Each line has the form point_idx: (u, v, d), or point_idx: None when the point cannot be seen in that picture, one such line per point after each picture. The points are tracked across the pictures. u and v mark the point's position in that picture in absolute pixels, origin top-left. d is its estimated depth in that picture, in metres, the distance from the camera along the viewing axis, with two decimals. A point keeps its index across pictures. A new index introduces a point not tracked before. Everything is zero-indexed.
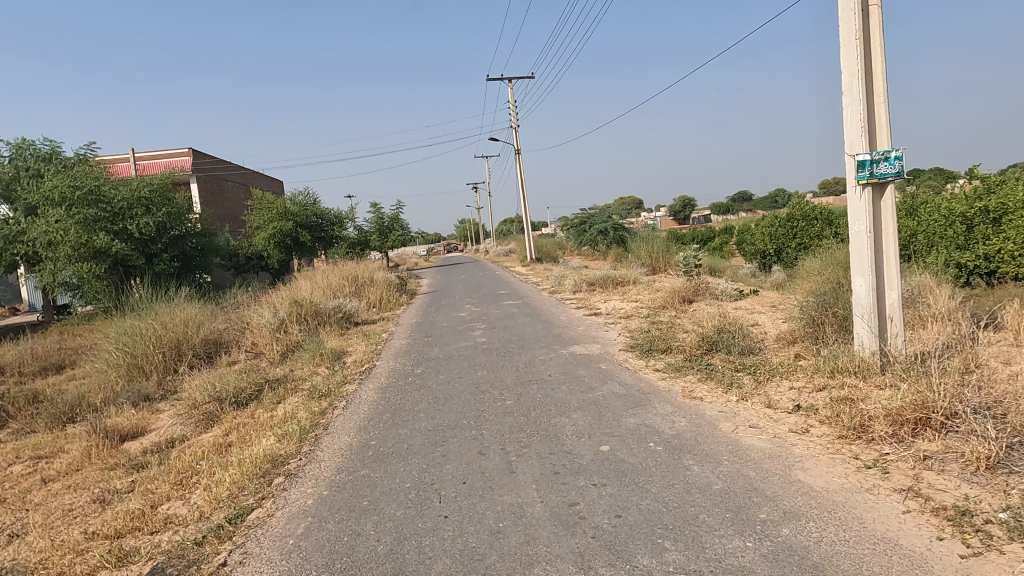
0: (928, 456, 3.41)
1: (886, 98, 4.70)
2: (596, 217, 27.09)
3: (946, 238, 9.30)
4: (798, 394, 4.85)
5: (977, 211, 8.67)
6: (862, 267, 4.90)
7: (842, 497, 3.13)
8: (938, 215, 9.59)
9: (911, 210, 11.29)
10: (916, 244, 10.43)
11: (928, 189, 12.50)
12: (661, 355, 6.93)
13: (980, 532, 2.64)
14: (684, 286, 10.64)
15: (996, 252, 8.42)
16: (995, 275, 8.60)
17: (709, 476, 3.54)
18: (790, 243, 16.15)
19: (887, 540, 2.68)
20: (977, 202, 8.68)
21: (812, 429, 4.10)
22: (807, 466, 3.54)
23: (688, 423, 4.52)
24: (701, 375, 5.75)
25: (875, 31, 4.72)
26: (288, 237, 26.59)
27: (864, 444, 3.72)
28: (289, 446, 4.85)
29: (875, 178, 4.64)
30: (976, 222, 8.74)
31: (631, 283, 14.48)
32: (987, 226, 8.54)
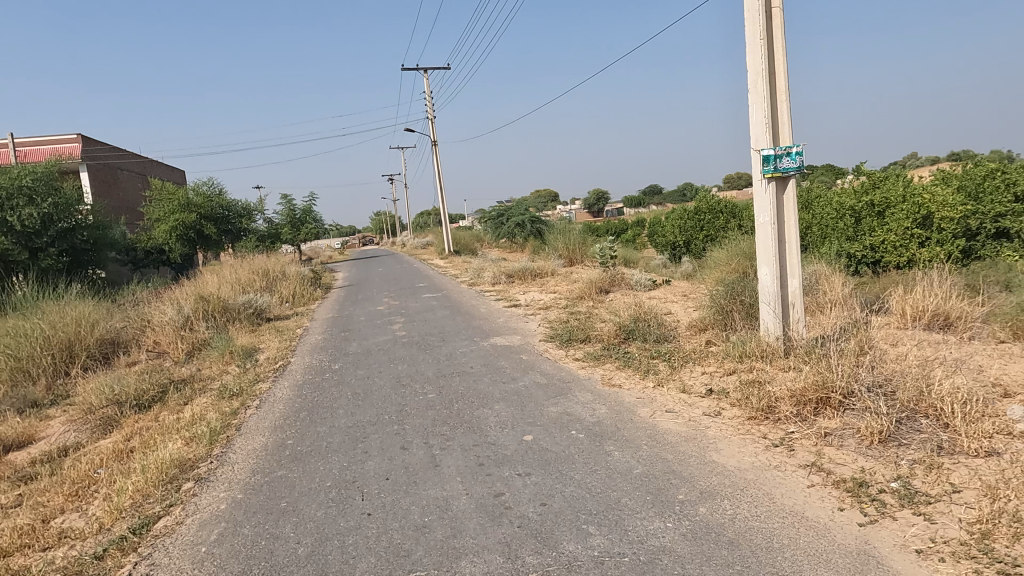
0: (829, 433, 3.64)
1: (788, 97, 4.96)
2: (513, 209, 27.26)
3: (837, 230, 9.99)
4: (710, 379, 5.08)
5: (864, 205, 9.38)
6: (767, 257, 5.16)
7: (753, 475, 3.30)
8: (830, 208, 10.30)
9: (807, 204, 12.06)
10: (811, 236, 11.15)
11: (821, 184, 13.38)
12: (580, 344, 7.07)
13: (875, 501, 2.85)
14: (600, 278, 10.89)
15: (880, 243, 9.10)
16: (880, 264, 9.32)
17: (629, 460, 3.64)
18: (698, 235, 16.84)
19: (794, 513, 2.84)
20: (863, 197, 9.40)
21: (724, 411, 4.30)
22: (720, 447, 3.70)
23: (608, 410, 4.64)
24: (619, 363, 5.89)
25: (778, 32, 4.97)
26: (191, 230, 25.24)
27: (771, 424, 3.93)
28: (199, 449, 4.60)
29: (779, 172, 4.90)
30: (863, 216, 9.44)
31: (548, 275, 14.70)
32: (873, 219, 9.21)
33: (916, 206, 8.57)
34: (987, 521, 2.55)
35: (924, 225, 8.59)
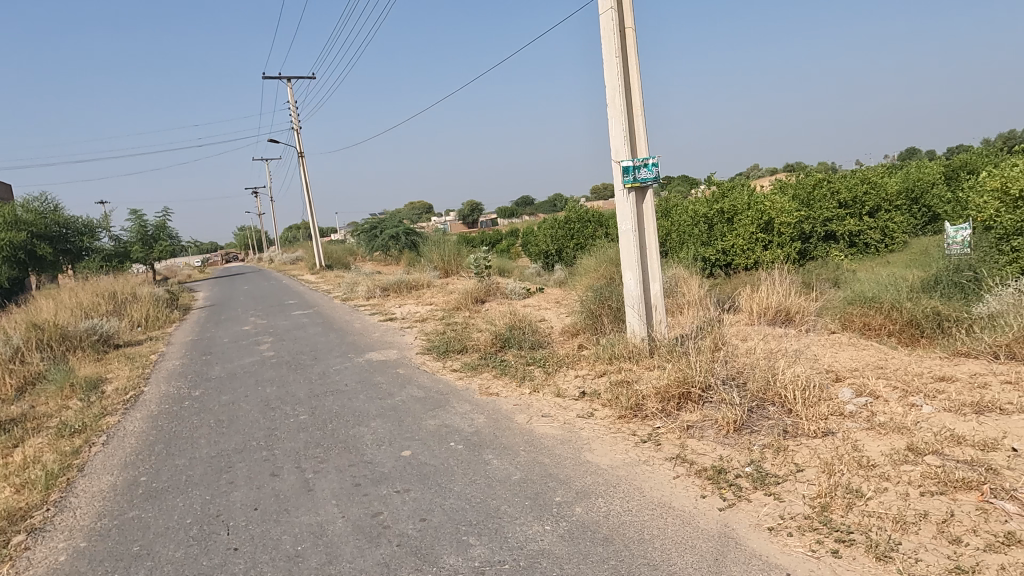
0: (690, 425, 3.89)
1: (643, 112, 5.28)
2: (386, 222, 26.86)
3: (693, 236, 10.72)
4: (582, 381, 5.25)
5: (715, 212, 10.20)
6: (630, 262, 5.43)
7: (624, 471, 3.45)
8: (686, 216, 11.08)
9: (666, 211, 12.88)
10: (670, 241, 11.90)
11: (677, 193, 14.36)
12: (457, 355, 7.06)
13: (732, 486, 3.07)
14: (475, 288, 10.98)
15: (730, 247, 9.86)
16: (731, 266, 10.08)
17: (508, 468, 3.68)
18: (569, 243, 17.45)
19: (662, 505, 3.00)
20: (714, 205, 10.24)
21: (596, 412, 4.46)
22: (593, 447, 3.83)
23: (486, 419, 4.66)
24: (496, 371, 5.94)
25: (632, 51, 5.29)
26: (21, 251, 22.54)
27: (639, 421, 4.12)
28: (32, 496, 4.09)
29: (638, 182, 5.21)
30: (714, 222, 10.25)
31: (424, 287, 14.61)
32: (723, 225, 10.01)
33: (759, 213, 9.51)
34: (825, 495, 2.84)
35: (766, 230, 9.52)
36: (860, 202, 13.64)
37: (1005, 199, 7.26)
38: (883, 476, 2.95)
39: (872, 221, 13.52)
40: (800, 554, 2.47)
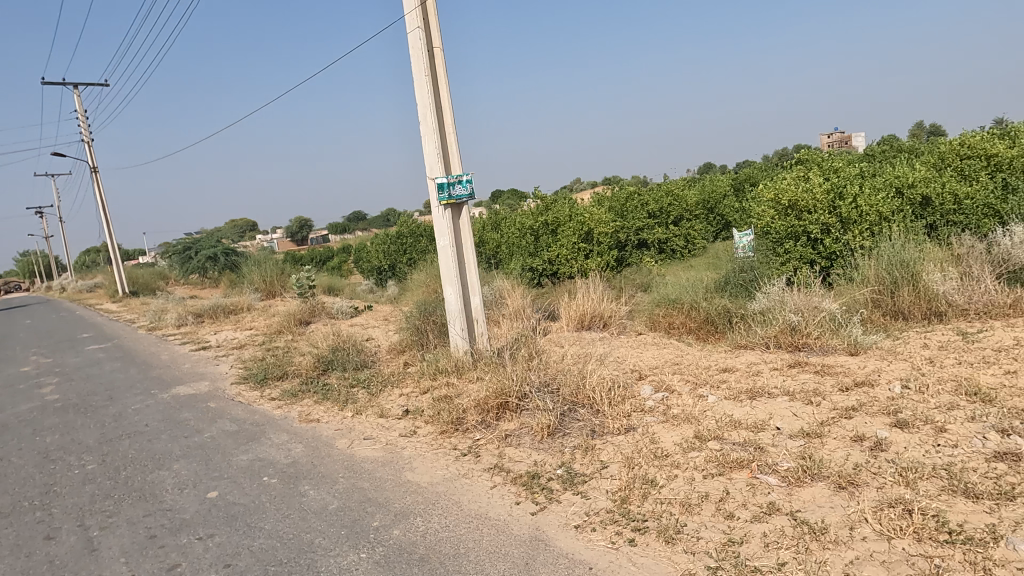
0: (508, 434, 4.00)
1: (455, 130, 5.38)
2: (202, 242, 24.85)
3: (520, 248, 11.07)
4: (406, 400, 5.20)
5: (540, 224, 10.76)
6: (450, 277, 5.49)
7: (444, 487, 3.46)
8: (513, 229, 11.50)
9: (495, 225, 13.33)
10: (499, 254, 12.37)
11: (506, 207, 14.88)
12: (276, 381, 6.68)
13: (544, 489, 3.21)
14: (299, 309, 10.49)
15: (557, 257, 10.40)
16: (557, 276, 10.59)
17: (325, 497, 3.53)
18: (401, 258, 17.32)
19: (478, 516, 3.05)
20: (540, 218, 10.80)
21: (419, 429, 4.43)
22: (414, 466, 3.81)
23: (305, 447, 4.45)
24: (317, 397, 5.70)
25: (441, 71, 5.39)
26: None
27: (461, 435, 4.17)
28: None
29: (453, 199, 5.28)
30: (541, 234, 10.77)
31: (244, 311, 13.68)
32: (548, 236, 10.62)
33: (580, 224, 10.25)
34: (625, 488, 3.06)
35: (587, 240, 10.32)
36: (666, 213, 15.11)
37: (778, 207, 8.48)
38: (673, 464, 3.25)
39: (676, 229, 15.08)
40: (601, 547, 2.63)
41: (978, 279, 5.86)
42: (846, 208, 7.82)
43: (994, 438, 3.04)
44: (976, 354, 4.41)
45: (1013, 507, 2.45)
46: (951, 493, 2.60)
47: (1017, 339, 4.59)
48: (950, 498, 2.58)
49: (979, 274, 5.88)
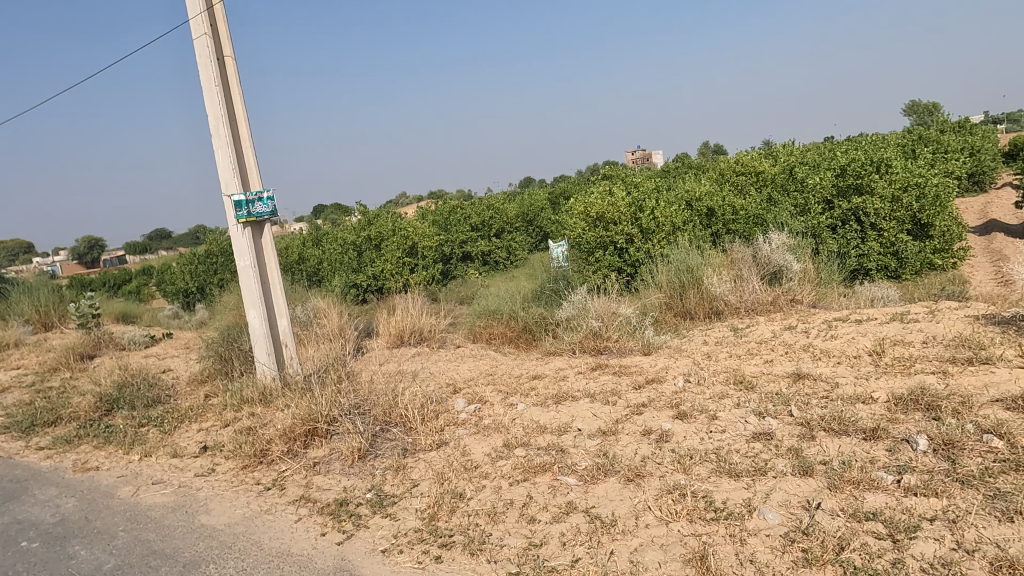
0: (317, 462, 3.82)
1: (252, 145, 5.09)
2: None
3: (344, 264, 11.44)
4: (205, 435, 4.77)
5: (364, 240, 11.31)
6: (253, 299, 5.10)
7: (243, 527, 3.21)
8: (336, 246, 11.81)
9: (315, 243, 13.45)
10: (322, 271, 12.36)
11: (328, 225, 14.48)
12: (46, 427, 5.78)
13: (352, 516, 3.11)
14: (81, 341, 9.25)
15: (381, 272, 11.06)
16: (381, 290, 11.20)
17: (100, 557, 3.11)
18: (211, 279, 16.01)
19: (280, 554, 2.87)
20: (363, 233, 11.35)
21: (218, 466, 4.07)
22: (210, 508, 3.49)
23: (78, 501, 3.88)
24: (98, 441, 5.02)
25: (233, 82, 5.05)
26: None
27: (265, 468, 3.89)
28: None
29: (254, 217, 4.95)
30: (364, 249, 11.34)
31: (12, 346, 11.77)
32: (373, 251, 11.20)
33: (404, 238, 11.12)
34: (434, 505, 3.05)
35: (411, 254, 11.17)
36: (488, 225, 15.49)
37: (588, 220, 9.00)
38: (482, 475, 3.30)
39: (497, 241, 15.54)
40: (408, 569, 2.59)
41: (748, 280, 6.61)
42: (646, 220, 8.67)
43: (753, 420, 3.49)
44: (744, 346, 5.03)
45: (765, 480, 2.82)
46: (718, 474, 2.93)
47: (776, 332, 5.31)
48: (717, 479, 2.90)
49: (749, 277, 6.65)
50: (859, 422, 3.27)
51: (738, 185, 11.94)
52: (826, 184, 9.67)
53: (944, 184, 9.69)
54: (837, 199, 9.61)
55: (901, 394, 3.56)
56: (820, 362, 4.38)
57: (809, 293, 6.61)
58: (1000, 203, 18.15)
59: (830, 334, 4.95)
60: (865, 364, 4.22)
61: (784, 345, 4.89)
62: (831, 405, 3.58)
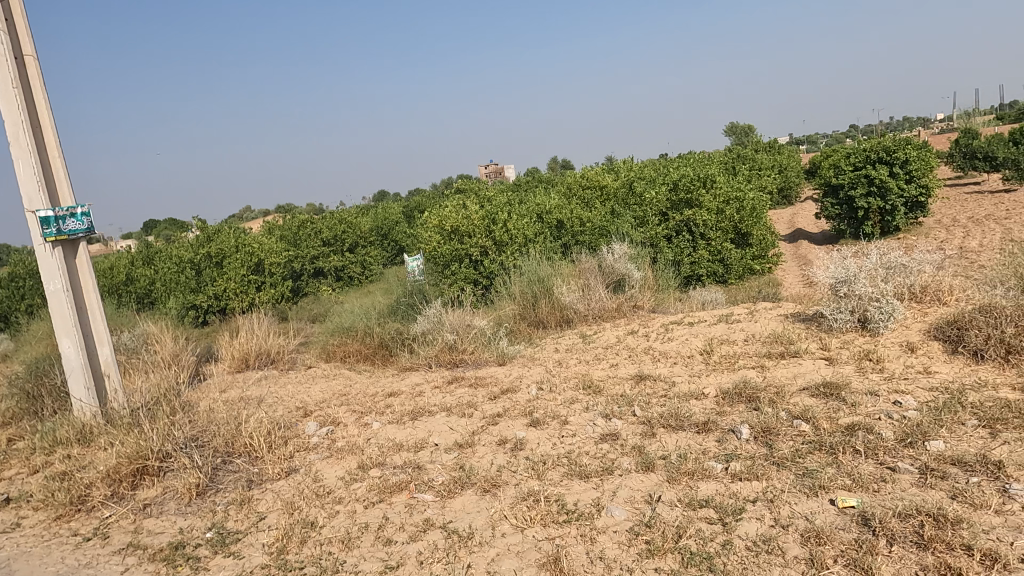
0: (147, 503, 3.45)
1: (61, 154, 4.53)
2: None
3: (179, 284, 10.51)
4: (8, 486, 4.14)
5: (202, 257, 10.50)
6: (67, 327, 4.52)
7: None
8: (170, 264, 10.85)
9: (146, 263, 12.29)
10: (155, 292, 11.28)
11: (162, 244, 13.32)
12: None
13: (190, 559, 2.85)
14: None
15: (223, 291, 10.29)
16: (224, 311, 10.45)
17: None
18: (18, 305, 14.02)
19: None
20: (201, 251, 10.53)
21: (24, 519, 3.55)
22: (14, 569, 3.03)
23: None
24: None
25: (35, 83, 4.46)
26: None
27: (84, 516, 3.44)
28: None
29: (65, 235, 4.40)
30: (203, 267, 10.52)
31: None
32: (212, 269, 10.43)
33: (249, 254, 10.59)
34: (282, 537, 2.88)
35: (257, 272, 10.66)
36: (340, 240, 15.07)
37: (442, 233, 9.04)
38: (335, 501, 3.17)
39: (351, 256, 15.12)
40: None
41: (594, 290, 6.91)
42: (499, 232, 8.86)
43: (601, 423, 3.67)
44: (592, 352, 5.28)
45: (612, 479, 2.97)
46: (570, 476, 3.05)
47: (620, 337, 5.64)
48: (569, 482, 3.01)
49: (595, 285, 6.98)
50: (692, 417, 3.56)
51: (584, 198, 12.55)
52: (661, 198, 10.48)
53: (758, 198, 10.87)
54: (671, 212, 10.44)
55: (727, 389, 3.92)
56: (659, 363, 4.71)
57: (648, 299, 7.05)
58: (804, 216, 20.69)
59: (667, 337, 5.34)
60: (697, 363, 4.59)
61: (627, 349, 5.20)
62: (668, 402, 3.86)
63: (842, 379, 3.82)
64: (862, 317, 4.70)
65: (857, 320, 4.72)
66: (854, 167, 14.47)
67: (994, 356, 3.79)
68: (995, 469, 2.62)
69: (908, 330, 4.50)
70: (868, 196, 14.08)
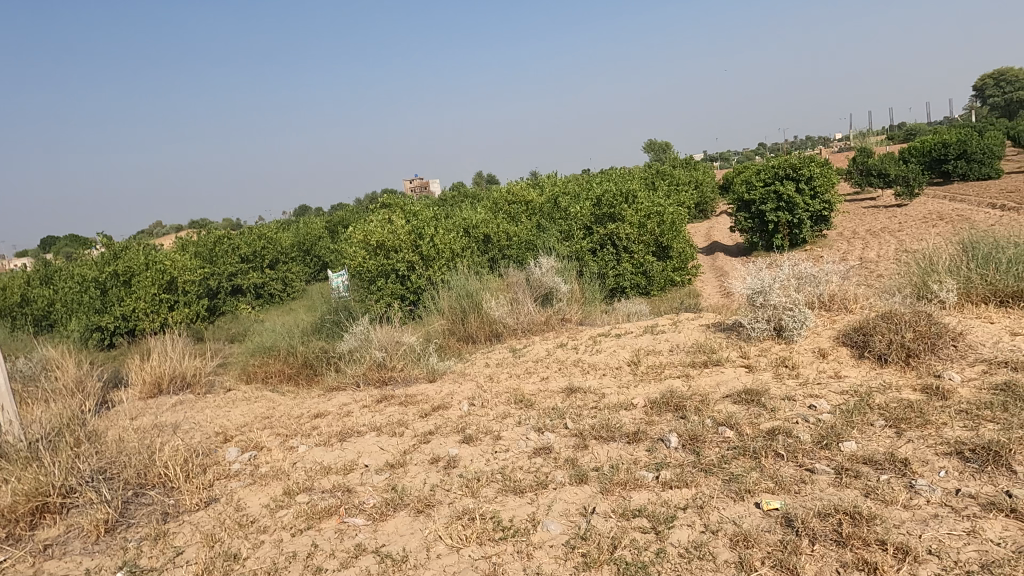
0: (48, 544, 3.17)
1: None
2: None
3: (82, 304, 9.83)
4: None
5: (108, 276, 9.87)
6: None
7: None
8: (71, 283, 10.14)
9: (43, 282, 11.46)
10: (54, 313, 10.50)
11: (63, 262, 12.46)
12: None
13: None
14: None
15: (132, 311, 9.70)
16: (134, 332, 9.85)
17: None
18: None
19: None
20: (106, 268, 9.91)
21: None
22: None
23: None
24: None
25: None
26: None
27: None
28: None
29: None
30: (109, 286, 9.90)
31: None
32: (120, 288, 9.83)
33: (161, 272, 10.03)
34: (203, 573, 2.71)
35: (169, 290, 10.15)
36: (259, 256, 14.56)
37: (367, 248, 8.89)
38: (260, 530, 3.02)
39: (272, 273, 14.64)
40: None
41: (523, 304, 6.95)
42: (426, 247, 8.79)
43: (534, 437, 3.68)
44: (522, 366, 5.29)
45: (546, 494, 2.97)
46: (504, 493, 3.03)
47: (550, 350, 5.68)
48: (503, 498, 2.99)
49: (524, 299, 7.02)
50: (622, 428, 3.62)
51: (510, 213, 12.64)
52: (586, 213, 10.72)
53: (677, 213, 11.29)
54: (595, 226, 10.68)
55: (654, 398, 4.02)
56: (589, 375, 4.77)
57: (575, 312, 7.15)
58: (719, 229, 21.62)
59: (595, 349, 5.42)
60: (625, 374, 4.68)
61: (557, 362, 5.25)
62: (599, 414, 3.91)
63: (761, 385, 3.99)
64: (778, 325, 4.93)
65: (773, 328, 4.95)
66: (764, 183, 15.25)
67: (897, 360, 4.06)
68: (901, 466, 2.80)
69: (820, 337, 4.75)
70: (778, 210, 14.86)
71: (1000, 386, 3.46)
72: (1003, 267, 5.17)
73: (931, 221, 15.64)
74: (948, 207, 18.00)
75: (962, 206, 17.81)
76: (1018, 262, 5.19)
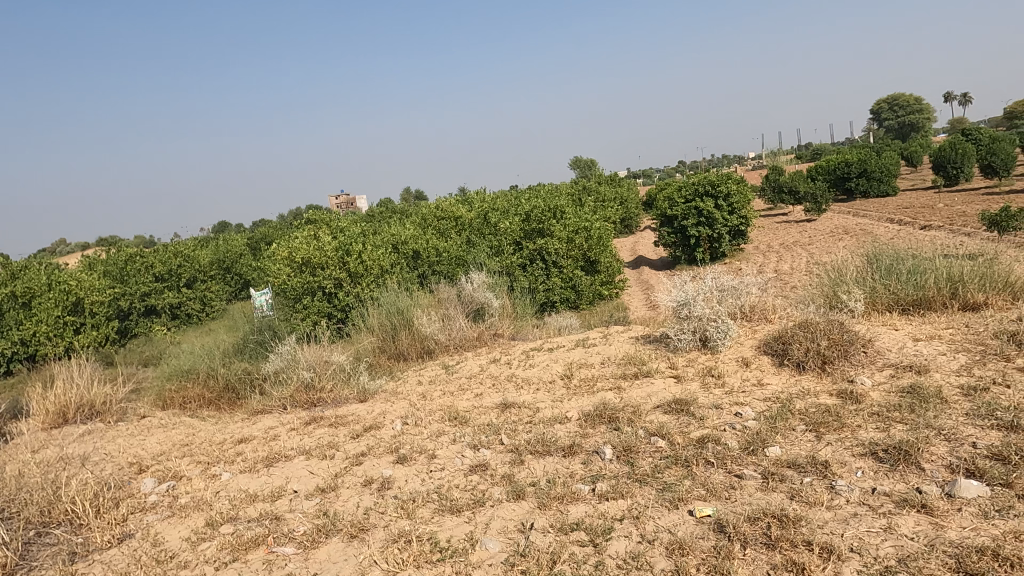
0: None
1: None
2: None
3: None
4: None
5: (4, 298, 9.15)
6: None
7: None
8: None
9: None
10: None
11: None
12: None
13: None
14: None
15: (32, 335, 9.02)
16: (35, 357, 9.15)
17: None
18: None
19: None
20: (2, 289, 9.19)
21: None
22: None
23: None
24: None
25: None
26: None
27: None
28: None
29: None
30: (5, 308, 9.17)
31: None
32: (18, 310, 9.13)
33: (65, 293, 9.39)
34: None
35: (75, 312, 9.51)
36: (175, 275, 13.88)
37: (292, 265, 8.62)
38: (181, 565, 2.85)
39: (189, 292, 13.97)
40: None
41: (454, 319, 6.91)
42: (354, 263, 8.62)
43: (469, 454, 3.64)
44: (455, 383, 5.24)
45: (484, 511, 2.94)
46: (441, 512, 2.98)
47: (483, 366, 5.66)
48: (440, 518, 2.94)
49: (455, 315, 6.98)
50: (557, 442, 3.63)
51: (439, 229, 12.58)
52: (515, 228, 10.80)
53: (604, 228, 11.55)
54: (525, 241, 10.78)
55: (588, 411, 4.06)
56: (522, 391, 4.77)
57: (507, 327, 7.16)
58: (644, 244, 22.24)
59: (528, 364, 5.44)
60: (559, 387, 4.72)
61: (491, 378, 5.23)
62: (533, 429, 3.92)
63: (690, 395, 4.10)
64: (703, 337, 5.10)
65: (699, 339, 5.11)
66: (686, 199, 15.81)
67: (813, 366, 4.27)
68: (822, 469, 2.93)
69: (742, 347, 4.94)
70: (699, 225, 15.43)
71: (907, 389, 3.69)
72: (904, 277, 5.55)
73: (838, 236, 16.61)
74: (852, 223, 19.18)
75: (865, 221, 19.01)
76: (917, 273, 5.59)
